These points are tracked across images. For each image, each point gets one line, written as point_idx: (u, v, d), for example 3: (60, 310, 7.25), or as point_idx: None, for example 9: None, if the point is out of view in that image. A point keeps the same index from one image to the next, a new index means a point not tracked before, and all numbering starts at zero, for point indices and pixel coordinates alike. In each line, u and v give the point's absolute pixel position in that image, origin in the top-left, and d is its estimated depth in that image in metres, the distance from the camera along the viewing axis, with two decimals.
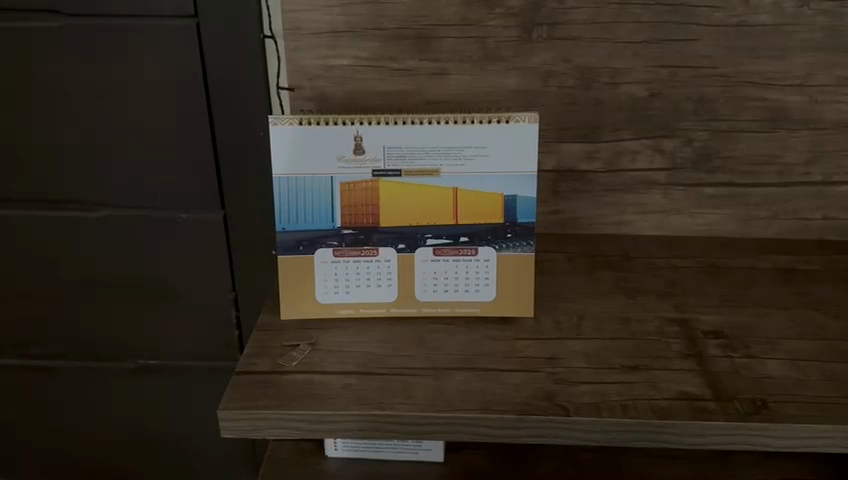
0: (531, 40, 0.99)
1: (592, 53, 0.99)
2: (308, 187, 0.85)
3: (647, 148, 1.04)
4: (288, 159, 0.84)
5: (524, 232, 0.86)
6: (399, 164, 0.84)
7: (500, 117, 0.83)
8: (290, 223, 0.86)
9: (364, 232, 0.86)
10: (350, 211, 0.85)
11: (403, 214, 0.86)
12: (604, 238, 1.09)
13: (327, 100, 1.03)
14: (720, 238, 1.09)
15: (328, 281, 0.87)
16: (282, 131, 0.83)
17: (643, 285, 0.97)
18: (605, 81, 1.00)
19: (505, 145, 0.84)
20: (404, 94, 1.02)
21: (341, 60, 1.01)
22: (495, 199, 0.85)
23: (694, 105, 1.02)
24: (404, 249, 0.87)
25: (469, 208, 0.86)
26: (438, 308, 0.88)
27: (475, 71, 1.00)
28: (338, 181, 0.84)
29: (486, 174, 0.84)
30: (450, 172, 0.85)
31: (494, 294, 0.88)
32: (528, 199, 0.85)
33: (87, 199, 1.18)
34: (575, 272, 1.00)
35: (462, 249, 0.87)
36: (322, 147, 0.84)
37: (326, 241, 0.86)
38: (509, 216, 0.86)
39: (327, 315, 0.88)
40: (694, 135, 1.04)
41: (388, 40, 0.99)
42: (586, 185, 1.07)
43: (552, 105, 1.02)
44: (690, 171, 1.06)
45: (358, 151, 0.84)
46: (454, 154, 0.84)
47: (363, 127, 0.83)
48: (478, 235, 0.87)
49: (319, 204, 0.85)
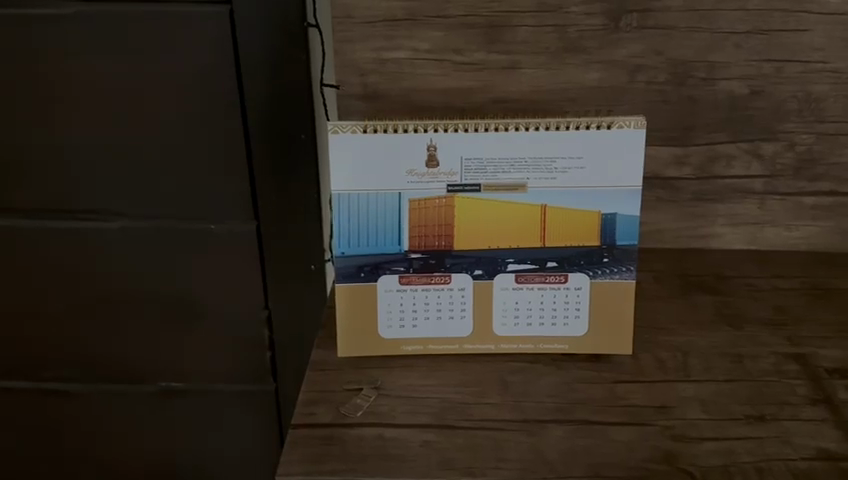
0: (619, 29, 0.86)
1: (689, 45, 0.86)
2: (372, 205, 0.72)
3: (744, 153, 0.92)
4: (350, 172, 0.71)
5: (624, 257, 0.74)
6: (479, 178, 0.72)
7: (601, 122, 0.70)
8: (350, 247, 0.73)
9: (436, 256, 0.74)
10: (420, 233, 0.73)
11: (481, 236, 0.74)
12: (690, 254, 0.97)
13: (381, 99, 0.90)
14: (821, 254, 0.96)
15: (393, 314, 0.75)
16: (342, 139, 0.70)
17: (747, 312, 0.85)
18: (701, 76, 0.88)
19: (606, 155, 0.71)
20: (470, 92, 0.89)
21: (397, 53, 0.88)
22: (591, 219, 0.73)
23: (800, 104, 0.89)
24: (482, 275, 0.75)
25: (560, 229, 0.73)
26: (519, 345, 0.76)
27: (552, 64, 0.87)
28: (406, 197, 0.72)
29: (582, 189, 0.72)
30: (539, 187, 0.72)
31: (585, 328, 0.76)
32: (630, 218, 0.73)
33: (103, 208, 1.05)
34: (667, 296, 0.87)
35: (549, 276, 0.75)
36: (389, 158, 0.71)
37: (392, 267, 0.74)
38: (606, 238, 0.73)
39: (391, 353, 0.76)
40: (797, 138, 0.91)
41: (453, 29, 0.86)
42: (672, 194, 0.95)
43: (639, 103, 0.89)
44: (790, 179, 0.93)
45: (432, 163, 0.71)
46: (544, 165, 0.71)
47: (438, 135, 0.71)
48: (569, 260, 0.74)
49: (385, 226, 0.73)
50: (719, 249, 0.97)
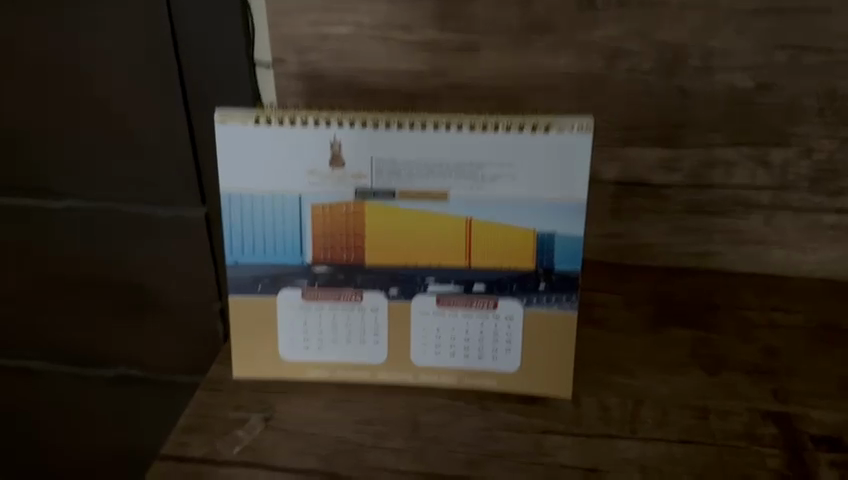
0: (595, 5, 0.72)
1: (682, 28, 0.71)
2: (268, 208, 0.62)
3: (747, 159, 0.77)
4: (241, 170, 0.61)
5: (565, 285, 0.62)
6: (393, 183, 0.61)
7: (538, 122, 0.59)
8: (244, 255, 0.64)
9: (344, 270, 0.64)
10: (325, 244, 0.63)
11: (397, 251, 0.63)
12: (678, 275, 0.83)
13: (322, 80, 0.79)
14: (838, 282, 0.81)
15: (295, 334, 0.66)
16: (230, 130, 0.60)
17: (730, 354, 0.71)
18: (696, 65, 0.73)
19: (542, 163, 0.59)
20: (421, 76, 0.77)
21: (338, 29, 0.77)
22: (525, 238, 0.61)
23: (818, 103, 0.73)
24: (398, 295, 0.64)
25: (488, 247, 0.62)
26: (440, 378, 0.65)
27: (516, 46, 0.74)
28: (308, 201, 0.62)
29: (514, 202, 0.60)
30: (462, 197, 0.61)
31: (517, 363, 0.64)
32: (571, 239, 0.61)
33: (44, 187, 0.97)
34: (638, 326, 0.75)
35: (476, 301, 0.63)
36: (286, 155, 0.61)
37: (293, 281, 0.64)
38: (543, 261, 0.62)
39: (292, 378, 0.66)
40: (815, 144, 0.75)
41: (400, 2, 0.74)
42: (660, 203, 0.81)
43: (619, 96, 0.75)
44: (804, 192, 0.78)
45: (336, 163, 0.60)
46: (469, 172, 0.60)
47: (343, 130, 0.60)
48: (499, 283, 0.63)
49: (284, 234, 0.63)
50: (714, 269, 0.83)
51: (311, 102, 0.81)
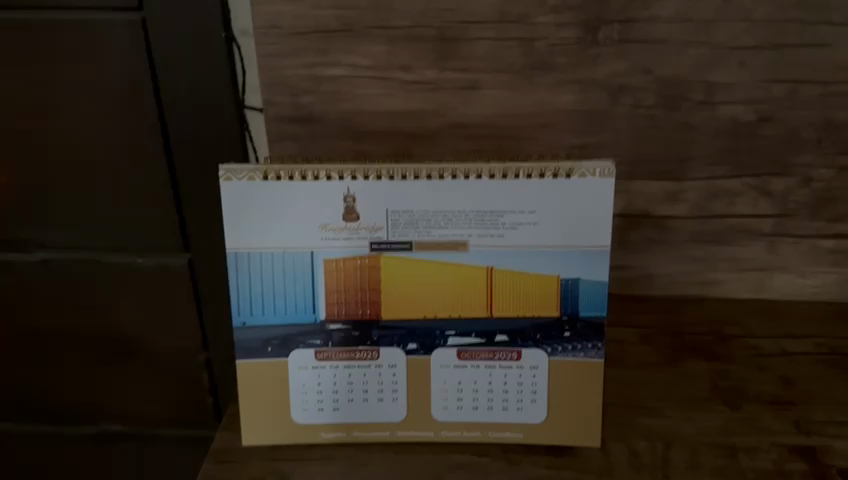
0: (597, 42, 0.71)
1: (683, 62, 0.71)
2: (278, 265, 0.59)
3: (750, 189, 0.77)
4: (249, 229, 0.58)
5: (590, 332, 0.60)
6: (409, 234, 0.58)
7: (559, 168, 0.57)
8: (253, 317, 0.61)
9: (360, 327, 0.61)
10: (339, 299, 0.60)
11: (414, 304, 0.61)
12: (685, 305, 0.82)
13: (316, 122, 0.76)
14: (842, 306, 0.81)
15: (308, 396, 0.62)
16: (236, 188, 0.58)
17: (749, 387, 0.70)
18: (697, 99, 0.73)
19: (566, 209, 0.58)
20: (422, 115, 0.75)
21: (333, 70, 0.74)
22: (548, 285, 0.60)
23: (818, 133, 0.74)
24: (417, 350, 0.61)
25: (510, 296, 0.60)
26: (464, 434, 0.63)
27: (517, 84, 0.73)
28: (321, 257, 0.59)
29: (536, 249, 0.59)
30: (483, 246, 0.59)
31: (542, 413, 0.62)
32: (595, 284, 0.59)
33: (10, 241, 0.89)
34: (654, 362, 0.73)
35: (498, 352, 0.61)
36: (297, 211, 0.58)
37: (305, 340, 0.61)
38: (567, 308, 0.60)
39: (307, 441, 0.63)
40: (815, 172, 0.75)
41: (398, 43, 0.72)
42: (664, 234, 0.80)
43: (622, 131, 0.75)
44: (805, 219, 0.78)
45: (350, 216, 0.58)
46: (489, 220, 0.58)
47: (357, 183, 0.57)
48: (522, 333, 0.61)
49: (296, 292, 0.60)
50: (717, 297, 0.83)
51: (304, 143, 0.77)
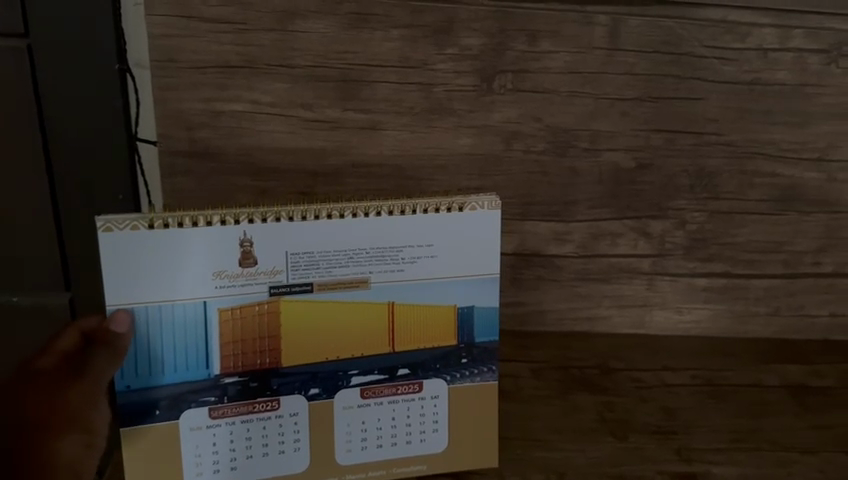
0: (492, 90, 0.75)
1: (570, 111, 0.76)
2: (169, 318, 0.57)
3: (631, 231, 0.82)
4: (137, 281, 0.56)
5: (485, 357, 0.62)
6: (310, 274, 0.58)
7: (451, 202, 0.59)
8: (139, 378, 0.58)
9: (258, 377, 0.59)
10: (234, 351, 0.58)
11: (314, 347, 0.60)
12: (574, 340, 0.85)
13: (213, 157, 0.75)
14: (715, 340, 0.87)
15: (203, 450, 0.59)
16: (118, 240, 0.55)
17: (634, 417, 0.74)
18: (583, 146, 0.78)
19: (461, 240, 0.60)
20: (322, 154, 0.76)
21: (232, 105, 0.73)
22: (445, 315, 0.61)
23: (691, 180, 0.80)
24: (319, 395, 0.60)
25: (410, 331, 0.61)
26: (369, 472, 0.62)
27: (416, 126, 0.75)
28: (214, 306, 0.57)
29: (435, 280, 0.60)
30: (384, 281, 0.60)
31: (445, 444, 0.63)
32: (488, 310, 0.62)
33: None
34: (546, 395, 0.76)
35: (401, 386, 0.61)
36: (190, 258, 0.56)
37: (198, 399, 0.59)
38: (463, 336, 0.62)
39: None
40: (689, 215, 0.82)
41: (299, 82, 0.73)
42: (554, 272, 0.84)
43: (514, 174, 0.78)
44: (681, 258, 0.84)
45: (248, 260, 0.57)
46: (389, 256, 0.59)
47: (254, 226, 0.57)
48: (422, 366, 0.61)
49: (187, 350, 0.58)
50: (605, 332, 0.87)
51: (200, 179, 0.76)
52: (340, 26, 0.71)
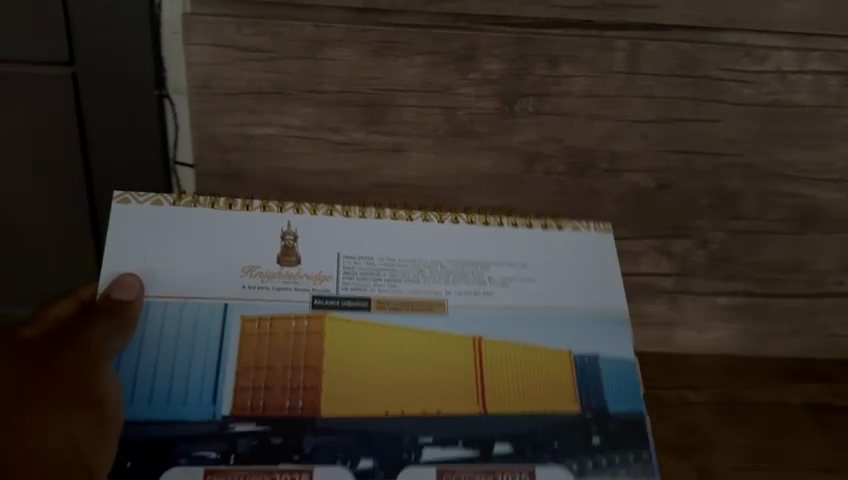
0: (514, 113, 0.77)
1: (590, 134, 0.78)
2: (182, 324, 0.61)
3: (651, 249, 0.83)
4: (165, 270, 0.63)
5: (628, 425, 0.63)
6: (368, 286, 0.65)
7: (548, 222, 0.72)
8: (141, 402, 0.58)
9: (293, 434, 0.58)
10: (255, 384, 0.60)
11: (379, 393, 0.61)
12: None
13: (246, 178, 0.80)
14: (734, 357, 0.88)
15: None
16: (139, 211, 0.64)
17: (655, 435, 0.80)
18: (603, 167, 0.80)
19: (549, 266, 0.69)
20: (348, 174, 0.80)
21: (264, 129, 0.77)
22: (563, 362, 0.64)
23: (711, 200, 0.81)
24: (365, 468, 0.58)
25: (527, 381, 0.63)
26: None
27: (441, 149, 0.79)
28: (238, 311, 0.62)
29: (531, 309, 0.66)
30: (470, 306, 0.66)
31: None
32: (616, 365, 0.65)
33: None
34: None
35: (523, 472, 0.60)
36: (219, 248, 0.64)
37: (190, 454, 0.57)
38: (590, 403, 0.63)
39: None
40: (710, 235, 0.83)
41: (329, 107, 0.76)
42: None
43: (534, 194, 0.82)
44: (703, 278, 0.85)
45: (288, 258, 0.65)
46: (476, 276, 0.68)
47: (297, 218, 0.67)
48: (540, 441, 0.61)
49: (198, 378, 0.59)
50: None
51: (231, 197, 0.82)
52: (366, 53, 0.73)
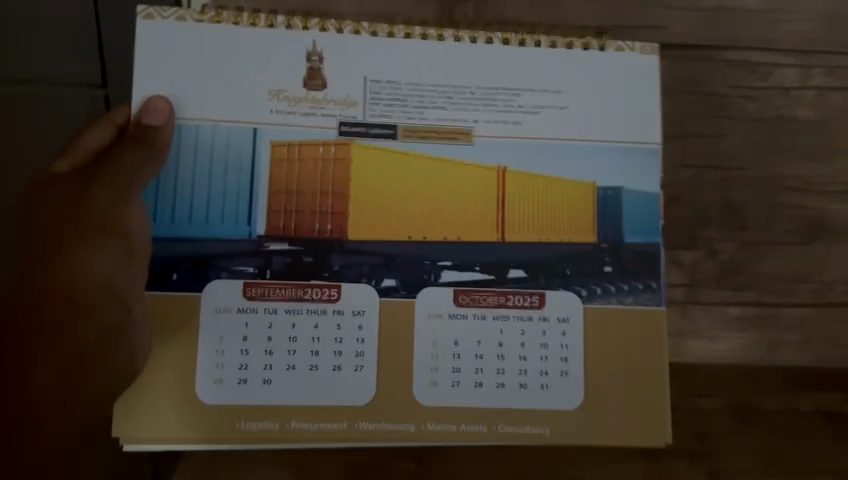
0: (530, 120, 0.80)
1: None
2: (223, 137, 0.76)
3: (662, 260, 0.82)
4: (188, 99, 0.76)
5: (641, 252, 0.79)
6: (395, 107, 0.79)
7: (586, 42, 0.81)
8: (178, 222, 0.75)
9: (314, 253, 0.76)
10: (286, 207, 0.76)
11: (405, 217, 0.77)
12: None
13: None
14: (757, 369, 0.82)
15: (277, 345, 0.75)
16: (163, 25, 0.76)
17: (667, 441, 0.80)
18: None
19: (576, 89, 0.80)
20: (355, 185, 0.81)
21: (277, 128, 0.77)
22: (585, 191, 0.79)
23: (719, 212, 0.83)
24: (395, 282, 0.76)
25: (550, 212, 0.79)
26: (454, 412, 0.76)
27: None
28: (267, 137, 0.77)
29: (560, 139, 0.79)
30: (504, 136, 0.79)
31: (574, 402, 0.77)
32: (633, 200, 0.79)
33: None
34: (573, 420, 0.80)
35: (511, 295, 0.77)
36: (244, 81, 0.77)
37: (229, 265, 0.75)
38: (605, 236, 0.79)
39: (253, 402, 0.74)
40: (719, 245, 0.83)
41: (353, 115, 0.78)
42: None
43: None
44: (713, 287, 0.83)
45: (312, 79, 0.78)
46: (508, 101, 0.80)
47: (321, 35, 0.79)
48: (552, 266, 0.78)
49: (234, 193, 0.76)
50: None
51: None
52: None
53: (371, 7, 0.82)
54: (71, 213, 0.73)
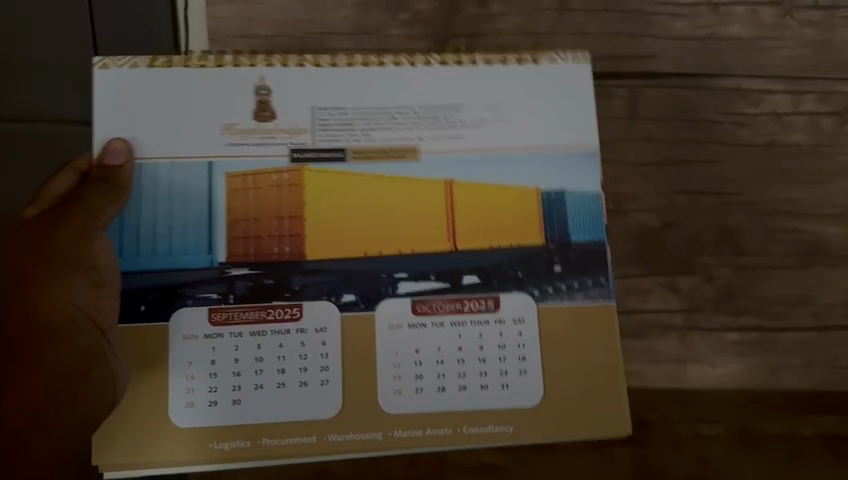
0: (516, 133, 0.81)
1: None
2: (179, 171, 0.78)
3: (659, 286, 0.83)
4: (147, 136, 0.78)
5: (585, 252, 0.79)
6: (343, 132, 0.80)
7: (520, 58, 0.82)
8: (142, 253, 0.76)
9: (274, 277, 0.77)
10: (244, 234, 0.77)
11: (358, 239, 0.78)
12: None
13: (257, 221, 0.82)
14: (759, 394, 0.82)
15: (240, 363, 0.75)
16: (119, 71, 0.78)
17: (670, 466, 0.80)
18: (609, 208, 0.83)
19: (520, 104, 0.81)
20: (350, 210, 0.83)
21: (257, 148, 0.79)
22: (531, 199, 0.79)
23: (715, 237, 0.83)
24: (355, 301, 0.77)
25: (496, 222, 0.79)
26: (421, 420, 0.76)
27: None
28: (221, 168, 0.78)
29: (497, 154, 0.80)
30: (441, 153, 0.80)
31: (535, 399, 0.77)
32: (584, 205, 0.80)
33: None
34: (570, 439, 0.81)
35: (470, 303, 0.78)
36: (202, 116, 0.79)
37: (193, 294, 0.76)
38: (558, 241, 0.79)
39: (221, 423, 0.75)
40: (716, 270, 0.83)
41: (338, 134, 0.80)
42: None
43: None
44: (711, 312, 0.83)
45: (265, 108, 0.79)
46: (447, 119, 0.81)
47: (268, 68, 0.80)
48: (502, 272, 0.79)
49: (192, 224, 0.77)
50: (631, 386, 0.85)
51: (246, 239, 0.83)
52: None
53: (368, 42, 0.84)
54: (37, 251, 0.69)
